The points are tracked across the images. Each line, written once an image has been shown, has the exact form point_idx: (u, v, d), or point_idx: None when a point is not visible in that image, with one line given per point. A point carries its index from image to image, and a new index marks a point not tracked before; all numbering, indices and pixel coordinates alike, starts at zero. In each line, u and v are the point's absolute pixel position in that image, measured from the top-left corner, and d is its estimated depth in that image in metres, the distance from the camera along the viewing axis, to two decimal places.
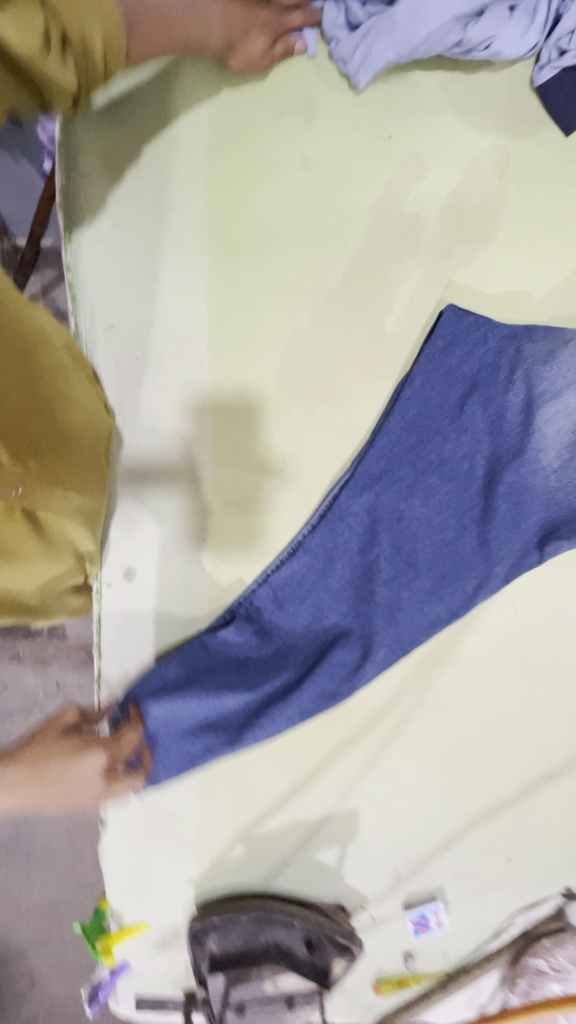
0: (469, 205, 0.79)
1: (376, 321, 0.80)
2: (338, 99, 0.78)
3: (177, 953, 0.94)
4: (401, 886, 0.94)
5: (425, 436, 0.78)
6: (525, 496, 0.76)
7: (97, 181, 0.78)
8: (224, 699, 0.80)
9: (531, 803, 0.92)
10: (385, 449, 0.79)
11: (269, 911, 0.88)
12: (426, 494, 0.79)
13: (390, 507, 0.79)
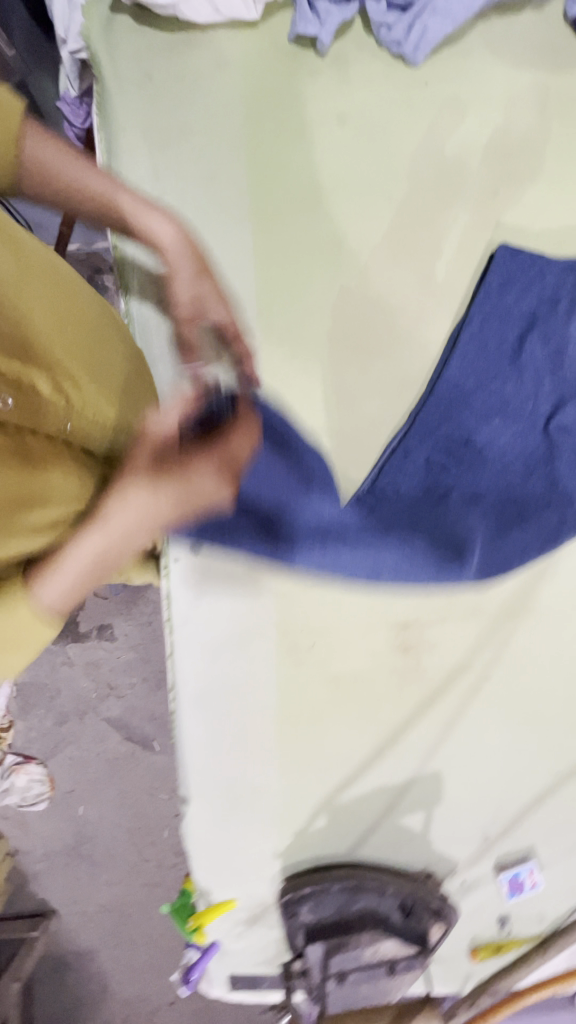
0: (511, 144, 0.78)
1: (426, 269, 0.79)
2: (371, 57, 0.78)
3: (267, 928, 0.93)
4: (490, 849, 0.92)
5: (502, 362, 0.78)
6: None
7: (139, 160, 0.79)
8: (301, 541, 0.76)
9: None
10: (466, 371, 0.78)
11: (359, 878, 0.87)
12: (508, 414, 0.78)
13: (472, 428, 0.78)
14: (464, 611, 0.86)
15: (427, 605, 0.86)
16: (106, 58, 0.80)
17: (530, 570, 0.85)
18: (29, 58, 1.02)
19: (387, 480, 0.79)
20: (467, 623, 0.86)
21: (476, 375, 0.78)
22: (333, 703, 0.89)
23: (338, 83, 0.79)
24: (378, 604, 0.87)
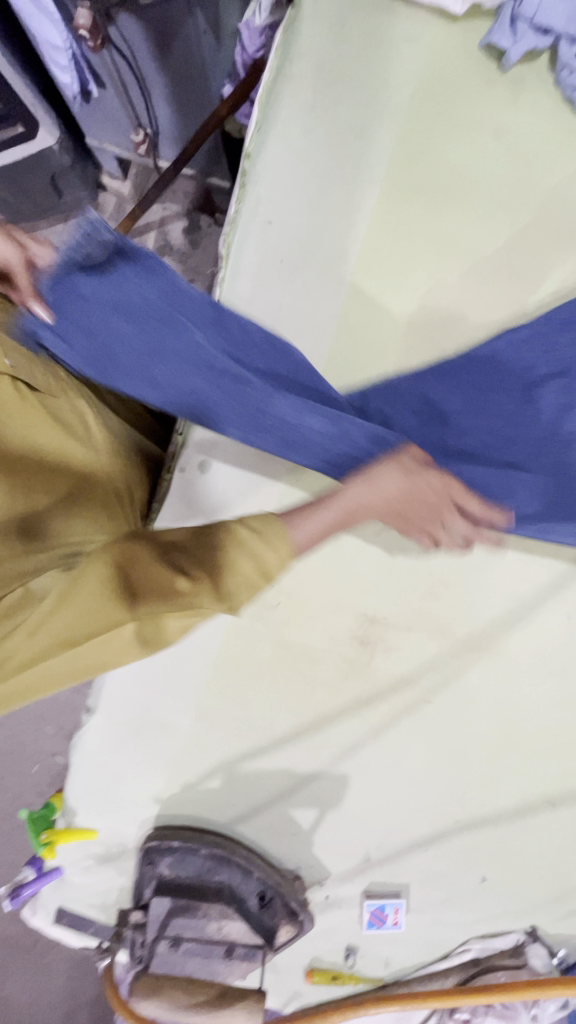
0: None
1: (520, 297, 0.82)
2: (543, 93, 0.82)
3: (115, 873, 0.88)
4: (366, 872, 0.88)
5: (517, 397, 0.80)
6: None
7: (300, 95, 0.82)
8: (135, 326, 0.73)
9: (525, 825, 0.87)
10: (475, 375, 0.80)
11: (231, 850, 0.84)
12: (496, 433, 0.80)
13: (453, 436, 0.80)
14: (432, 626, 0.85)
15: (399, 607, 0.85)
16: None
17: (507, 613, 0.85)
18: None
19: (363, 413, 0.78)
20: (430, 638, 0.85)
21: (487, 388, 0.80)
22: (273, 670, 0.86)
23: (505, 100, 0.82)
24: (354, 588, 0.85)
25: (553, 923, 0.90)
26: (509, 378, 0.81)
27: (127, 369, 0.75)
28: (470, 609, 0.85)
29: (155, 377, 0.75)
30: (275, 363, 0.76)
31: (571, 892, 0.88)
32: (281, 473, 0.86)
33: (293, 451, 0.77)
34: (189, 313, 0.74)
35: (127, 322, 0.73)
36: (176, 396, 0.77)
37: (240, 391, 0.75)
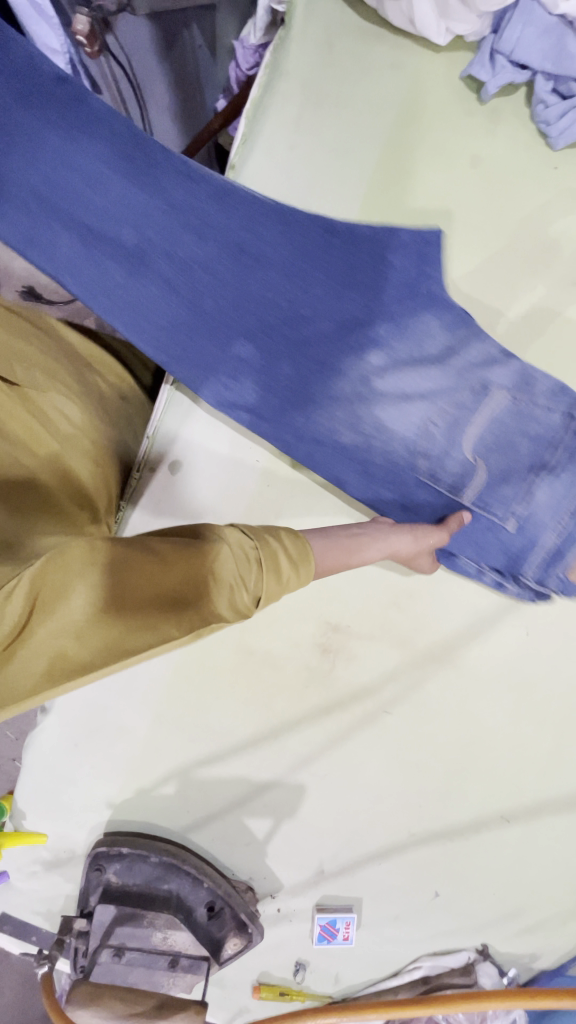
0: None
1: (490, 318, 0.84)
2: (519, 126, 0.85)
3: (62, 879, 0.86)
4: (319, 885, 0.87)
5: (358, 290, 0.77)
6: (341, 465, 0.82)
7: (286, 112, 0.84)
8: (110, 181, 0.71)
9: (479, 840, 0.87)
10: (306, 235, 0.75)
11: (181, 859, 0.82)
12: (293, 306, 0.77)
13: (297, 290, 0.77)
14: (394, 637, 0.86)
15: (362, 616, 0.86)
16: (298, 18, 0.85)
17: (468, 627, 0.86)
18: None
19: (227, 252, 0.75)
20: (392, 649, 0.86)
21: (285, 262, 0.76)
22: (234, 675, 0.86)
23: (483, 130, 0.85)
24: (318, 596, 0.86)
25: (505, 943, 0.89)
26: (340, 259, 0.76)
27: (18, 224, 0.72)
28: (432, 621, 0.86)
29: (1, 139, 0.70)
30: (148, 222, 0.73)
31: (524, 910, 0.88)
32: (251, 479, 0.87)
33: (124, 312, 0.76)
34: (52, 134, 0.70)
35: (86, 139, 0.71)
36: (163, 263, 0.74)
37: (97, 262, 0.74)
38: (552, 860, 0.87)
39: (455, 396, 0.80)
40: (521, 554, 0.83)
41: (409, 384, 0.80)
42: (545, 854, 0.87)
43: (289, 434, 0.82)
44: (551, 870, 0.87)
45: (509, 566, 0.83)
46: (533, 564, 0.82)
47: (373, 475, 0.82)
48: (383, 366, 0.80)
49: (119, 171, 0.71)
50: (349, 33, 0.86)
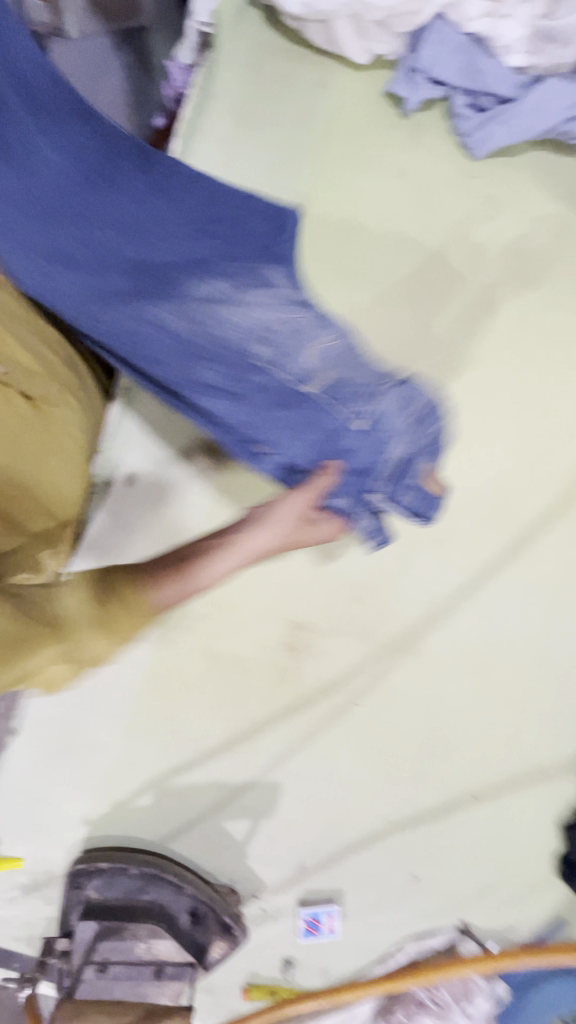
0: (526, 248, 0.90)
1: (427, 318, 0.89)
2: (441, 138, 0.90)
3: (43, 902, 0.85)
4: (301, 880, 0.89)
5: (201, 242, 0.72)
6: (159, 345, 0.69)
7: (219, 131, 0.87)
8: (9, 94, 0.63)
9: (452, 820, 0.90)
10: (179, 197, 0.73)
11: (161, 869, 0.82)
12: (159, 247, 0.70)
13: (156, 226, 0.70)
14: (357, 630, 0.88)
15: (325, 613, 0.88)
16: (224, 43, 0.89)
17: (427, 615, 0.89)
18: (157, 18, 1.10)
19: (105, 189, 0.69)
20: (356, 642, 0.88)
21: (158, 216, 0.71)
22: (203, 681, 0.87)
23: (408, 143, 0.90)
24: (281, 597, 0.88)
25: (485, 918, 0.92)
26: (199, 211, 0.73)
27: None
28: (392, 613, 0.89)
29: None
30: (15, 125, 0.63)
31: (499, 883, 0.91)
32: (208, 486, 0.88)
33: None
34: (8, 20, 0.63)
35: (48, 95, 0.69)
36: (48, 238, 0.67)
37: None
38: (522, 832, 0.91)
39: (289, 328, 0.69)
40: (370, 465, 0.68)
41: (245, 293, 0.71)
42: (515, 827, 0.91)
43: (128, 321, 0.68)
44: (522, 842, 0.91)
45: (364, 497, 0.69)
46: (382, 481, 0.69)
47: (195, 356, 0.69)
48: (218, 272, 0.71)
49: (67, 135, 0.67)
50: (276, 55, 0.89)
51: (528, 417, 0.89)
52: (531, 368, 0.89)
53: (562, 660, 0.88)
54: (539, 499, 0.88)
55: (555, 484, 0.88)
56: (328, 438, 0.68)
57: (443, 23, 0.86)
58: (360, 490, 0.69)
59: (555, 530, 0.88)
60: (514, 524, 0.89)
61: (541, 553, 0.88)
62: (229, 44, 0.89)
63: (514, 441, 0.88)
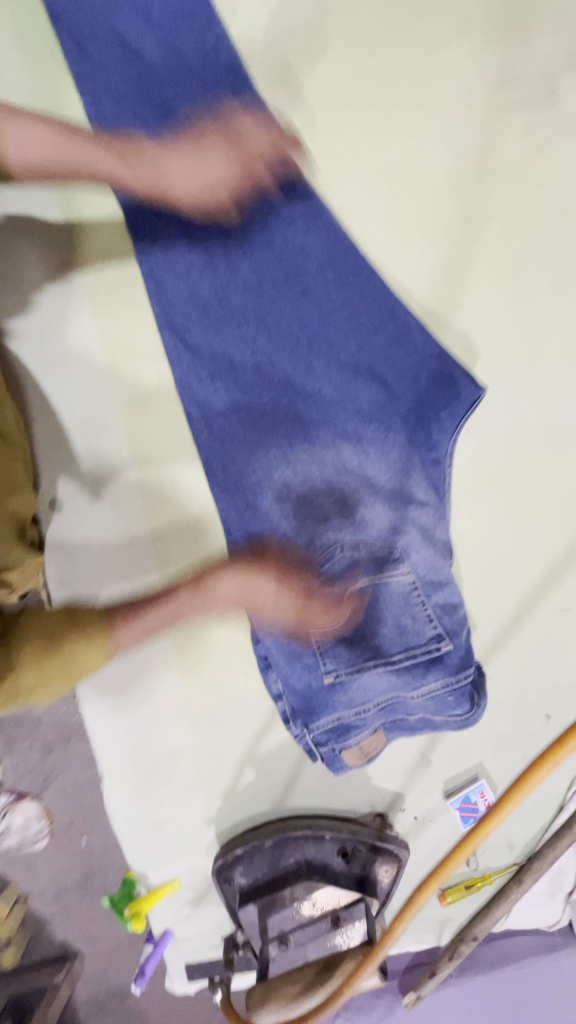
0: (288, 18, 0.74)
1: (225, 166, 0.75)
2: None
3: (215, 905, 0.86)
4: (435, 776, 0.83)
5: (407, 411, 0.75)
6: (176, 293, 0.76)
7: None
8: (119, 83, 0.74)
9: (556, 644, 0.81)
10: (356, 300, 0.74)
11: (291, 828, 0.79)
12: (256, 356, 0.76)
13: (280, 354, 0.76)
14: None
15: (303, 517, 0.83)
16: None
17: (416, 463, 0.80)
18: None
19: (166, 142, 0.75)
20: None
21: (350, 308, 0.75)
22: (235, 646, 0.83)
23: None
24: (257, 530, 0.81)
25: None
26: (392, 399, 0.75)
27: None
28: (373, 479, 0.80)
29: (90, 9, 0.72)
30: (220, 68, 0.73)
31: None
32: (125, 468, 0.81)
33: (134, 138, 0.75)
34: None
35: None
36: (139, 125, 0.75)
37: (123, 71, 0.74)
38: None
39: (341, 558, 0.74)
40: (309, 688, 0.75)
41: (316, 472, 0.77)
42: None
43: (176, 254, 0.76)
44: None
45: (299, 713, 0.77)
46: (338, 740, 0.76)
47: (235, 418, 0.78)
48: (282, 445, 0.78)
49: (146, 88, 0.74)
50: None
51: (392, 204, 0.77)
52: (364, 149, 0.76)
53: (571, 424, 0.77)
54: (455, 277, 0.77)
55: (458, 253, 0.77)
56: (294, 626, 0.76)
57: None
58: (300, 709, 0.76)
59: (485, 300, 0.77)
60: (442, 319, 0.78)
61: (486, 331, 0.77)
62: None
63: (392, 238, 0.77)
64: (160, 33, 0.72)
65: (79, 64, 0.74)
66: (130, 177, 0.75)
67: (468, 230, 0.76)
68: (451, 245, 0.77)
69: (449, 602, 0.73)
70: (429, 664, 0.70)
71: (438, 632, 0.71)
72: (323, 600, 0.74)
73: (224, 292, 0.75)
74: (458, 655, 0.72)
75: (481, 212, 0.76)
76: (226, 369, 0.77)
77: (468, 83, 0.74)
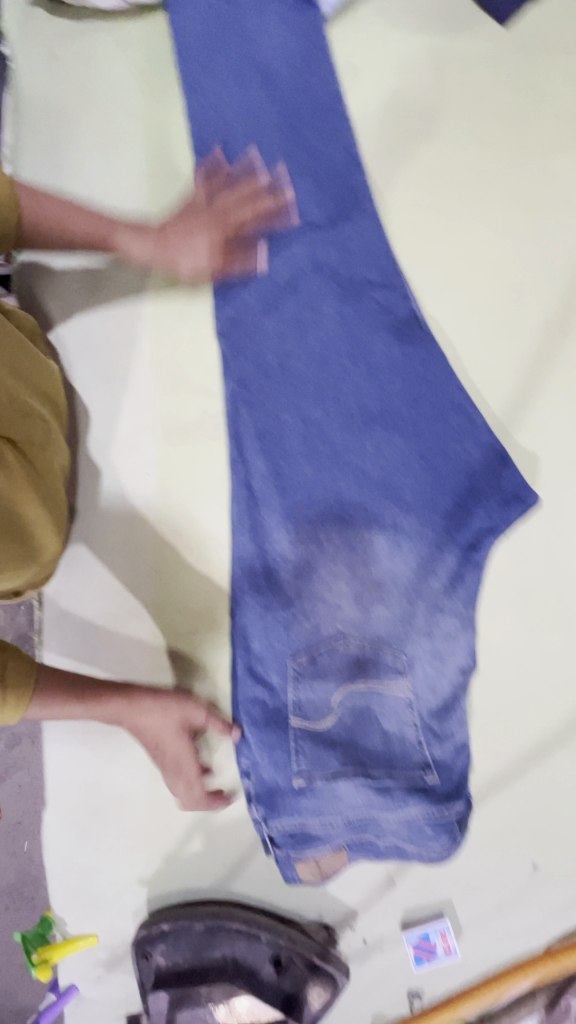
0: (405, 104, 0.76)
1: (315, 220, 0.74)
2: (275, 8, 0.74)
3: (128, 976, 0.79)
4: (397, 902, 0.75)
5: (457, 522, 0.71)
6: (241, 340, 0.76)
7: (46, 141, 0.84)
8: (231, 132, 0.76)
9: (563, 791, 0.72)
10: (417, 387, 0.72)
11: (227, 918, 0.72)
12: (308, 422, 0.74)
13: (333, 424, 0.73)
14: None
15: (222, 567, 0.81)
16: (19, 54, 0.84)
17: None
18: None
19: (265, 189, 0.74)
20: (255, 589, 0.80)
21: (411, 395, 0.72)
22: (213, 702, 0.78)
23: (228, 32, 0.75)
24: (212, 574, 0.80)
25: None
26: (437, 496, 0.71)
27: (205, 58, 0.76)
28: None
29: (220, 66, 0.75)
30: (335, 150, 0.75)
31: None
32: (149, 493, 0.80)
33: (235, 198, 0.76)
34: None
35: (266, 22, 0.75)
36: (241, 172, 0.75)
37: (238, 122, 0.76)
38: None
39: (347, 648, 0.72)
40: (275, 784, 0.71)
41: (343, 559, 0.73)
42: None
43: (251, 306, 0.76)
44: None
45: (262, 803, 0.72)
46: (301, 843, 0.72)
47: (273, 480, 0.74)
48: (314, 522, 0.73)
49: (256, 141, 0.75)
50: (71, 31, 0.82)
51: (476, 290, 0.74)
52: (457, 232, 0.74)
53: None
54: (524, 373, 0.73)
55: (533, 350, 0.73)
56: (276, 713, 0.72)
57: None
58: (270, 800, 0.72)
59: (550, 405, 0.72)
60: (507, 409, 0.73)
61: (546, 439, 0.72)
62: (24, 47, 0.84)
63: (469, 322, 0.74)
64: (285, 115, 0.75)
65: (197, 108, 0.76)
66: (216, 214, 0.74)
67: (548, 330, 0.73)
68: (526, 345, 0.73)
69: (456, 738, 0.71)
70: (410, 788, 0.69)
71: (426, 759, 0.70)
72: (326, 692, 0.71)
73: (287, 354, 0.74)
74: (445, 784, 0.70)
75: (564, 316, 0.73)
76: (271, 430, 0.74)
77: (573, 192, 0.73)
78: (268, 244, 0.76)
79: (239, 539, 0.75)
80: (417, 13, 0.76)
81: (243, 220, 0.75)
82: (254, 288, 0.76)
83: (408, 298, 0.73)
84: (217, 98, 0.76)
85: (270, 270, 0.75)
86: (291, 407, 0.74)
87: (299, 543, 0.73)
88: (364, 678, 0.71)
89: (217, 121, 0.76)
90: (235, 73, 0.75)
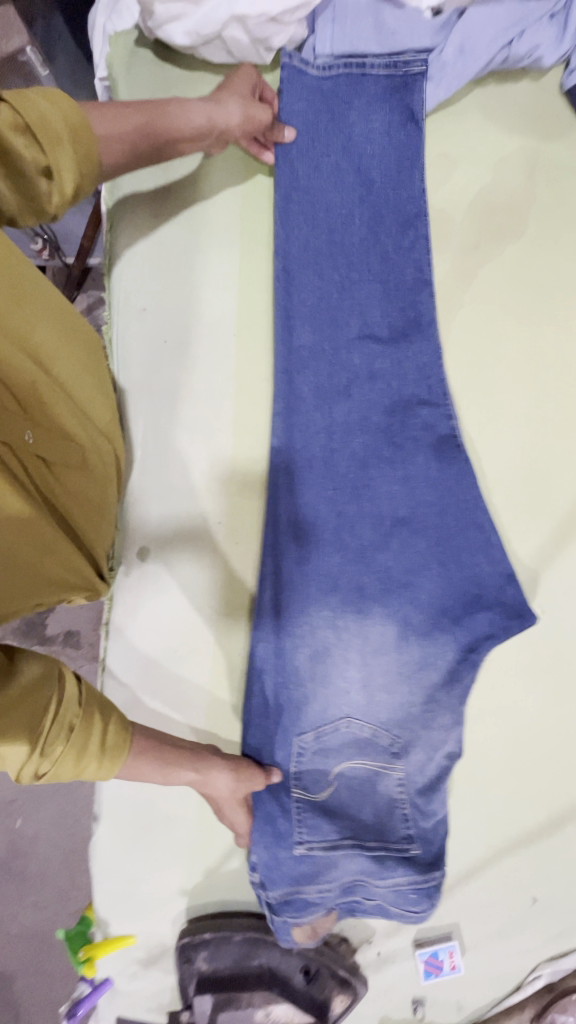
0: (497, 200, 0.81)
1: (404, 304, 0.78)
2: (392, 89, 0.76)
3: (163, 974, 0.87)
4: (411, 922, 0.85)
5: (463, 625, 0.79)
6: (290, 430, 0.79)
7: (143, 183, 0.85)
8: (310, 227, 0.78)
9: (565, 836, 0.83)
10: (447, 498, 0.78)
11: (264, 932, 0.82)
12: (341, 516, 0.79)
13: (364, 524, 0.79)
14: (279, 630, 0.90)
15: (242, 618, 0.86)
16: (121, 84, 0.84)
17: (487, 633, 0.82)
18: (76, 74, 1.04)
19: (337, 290, 0.78)
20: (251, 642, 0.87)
21: (440, 506, 0.78)
22: None
23: (340, 112, 0.77)
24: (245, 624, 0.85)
25: None
26: (448, 600, 0.79)
27: (303, 147, 0.78)
28: None
29: (314, 162, 0.78)
30: (409, 262, 0.78)
31: None
32: (217, 542, 0.85)
33: (304, 293, 0.79)
34: (371, 95, 0.76)
35: (368, 124, 0.77)
36: (314, 271, 0.78)
37: (320, 218, 0.78)
38: None
39: (356, 727, 0.80)
40: (275, 856, 0.78)
41: (355, 646, 0.80)
42: None
43: (304, 398, 0.79)
44: None
45: (260, 866, 0.79)
46: (289, 908, 0.78)
47: (302, 568, 0.79)
48: (335, 611, 0.80)
49: (335, 242, 0.78)
50: (179, 78, 0.83)
51: (541, 389, 0.80)
52: (531, 331, 0.80)
53: None
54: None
55: None
56: (281, 781, 0.80)
57: (364, 75, 0.76)
58: (273, 866, 0.78)
59: None
60: (558, 501, 0.81)
61: None
62: (126, 80, 0.84)
63: (530, 420, 0.80)
64: (369, 218, 0.78)
65: (283, 196, 0.78)
66: (290, 313, 0.79)
67: None
68: None
69: (438, 817, 0.80)
70: (399, 860, 0.79)
71: (410, 833, 0.80)
72: (329, 768, 0.80)
73: (329, 452, 0.79)
74: (427, 856, 0.80)
75: None
76: (300, 525, 0.80)
77: None
78: (328, 339, 0.79)
79: (266, 617, 0.80)
80: (515, 116, 0.81)
81: (308, 318, 0.79)
82: (311, 381, 0.79)
83: (452, 417, 0.78)
84: (304, 192, 0.78)
85: (328, 368, 0.79)
86: (331, 503, 0.79)
87: (326, 627, 0.80)
88: (368, 755, 0.80)
89: (301, 210, 0.78)
90: (328, 172, 0.78)
